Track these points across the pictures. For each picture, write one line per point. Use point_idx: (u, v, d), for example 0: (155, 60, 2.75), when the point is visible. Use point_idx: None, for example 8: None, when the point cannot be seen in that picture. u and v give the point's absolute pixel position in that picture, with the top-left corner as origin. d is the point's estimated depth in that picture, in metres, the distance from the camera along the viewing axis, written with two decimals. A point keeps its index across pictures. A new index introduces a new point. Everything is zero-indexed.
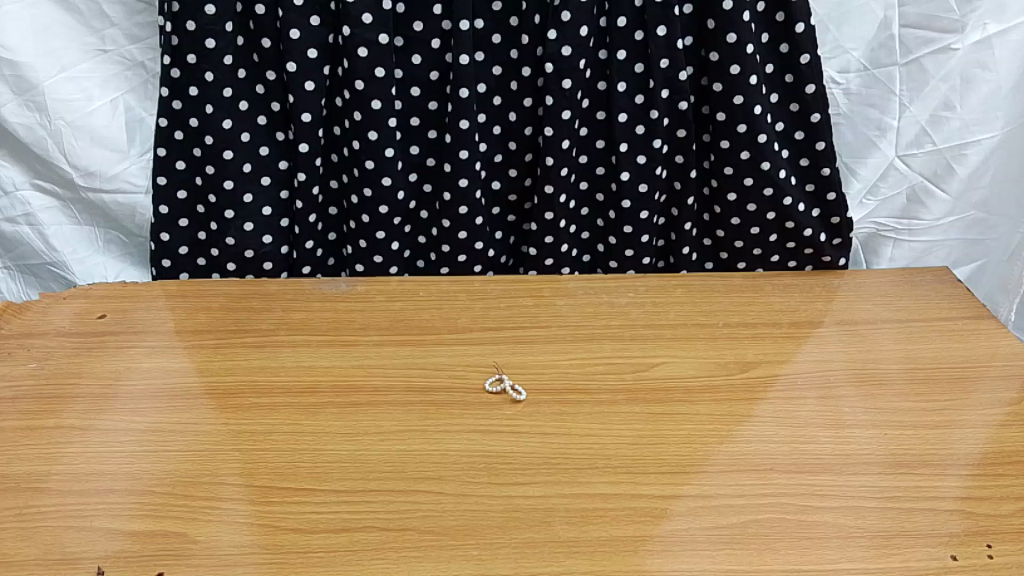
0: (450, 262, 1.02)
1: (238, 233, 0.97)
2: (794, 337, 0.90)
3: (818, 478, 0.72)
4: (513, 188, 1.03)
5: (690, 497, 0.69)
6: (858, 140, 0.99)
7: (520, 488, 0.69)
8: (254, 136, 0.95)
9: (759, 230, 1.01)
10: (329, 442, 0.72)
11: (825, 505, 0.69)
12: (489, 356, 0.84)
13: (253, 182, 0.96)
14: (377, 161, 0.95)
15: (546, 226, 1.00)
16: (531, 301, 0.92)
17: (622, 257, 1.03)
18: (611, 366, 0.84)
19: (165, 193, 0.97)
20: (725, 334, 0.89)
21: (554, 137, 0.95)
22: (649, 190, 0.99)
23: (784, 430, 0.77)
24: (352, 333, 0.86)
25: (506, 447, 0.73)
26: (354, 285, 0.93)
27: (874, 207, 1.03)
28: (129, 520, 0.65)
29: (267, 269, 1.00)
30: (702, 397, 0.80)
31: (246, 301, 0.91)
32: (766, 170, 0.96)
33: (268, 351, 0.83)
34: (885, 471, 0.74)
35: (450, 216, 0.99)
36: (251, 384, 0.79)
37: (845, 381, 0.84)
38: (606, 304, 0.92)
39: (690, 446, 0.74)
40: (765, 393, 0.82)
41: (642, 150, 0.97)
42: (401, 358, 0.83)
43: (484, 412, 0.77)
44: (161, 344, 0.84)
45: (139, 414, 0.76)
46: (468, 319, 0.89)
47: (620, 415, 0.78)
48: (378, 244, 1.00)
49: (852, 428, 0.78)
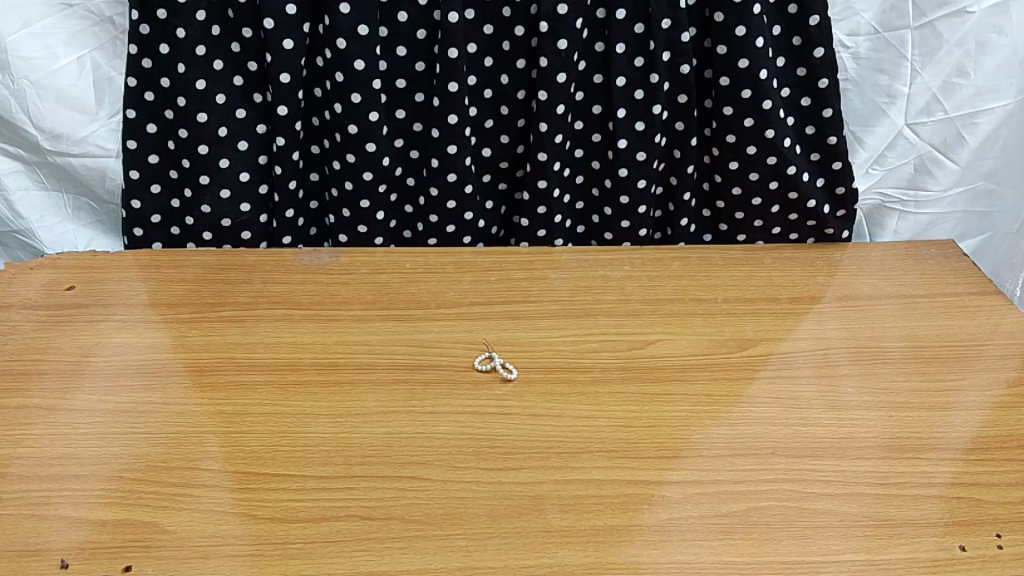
0: (438, 232, 0.98)
1: (214, 200, 0.93)
2: (794, 313, 0.86)
3: (821, 464, 0.69)
4: (505, 155, 0.98)
5: (689, 483, 0.66)
6: (866, 108, 0.95)
7: (511, 474, 0.65)
8: (230, 99, 0.89)
9: (762, 201, 0.96)
10: (310, 424, 0.68)
11: (829, 492, 0.66)
12: (478, 333, 0.80)
13: (230, 147, 0.91)
14: (361, 125, 0.90)
15: (539, 196, 0.96)
16: (522, 274, 0.88)
17: (617, 228, 0.99)
18: (605, 344, 0.80)
19: (136, 158, 0.91)
20: (724, 311, 0.86)
21: (548, 101, 0.91)
22: (648, 158, 0.94)
23: (786, 412, 0.74)
24: (335, 307, 0.82)
25: (496, 430, 0.69)
26: (337, 257, 0.89)
27: (881, 177, 0.99)
28: (95, 508, 0.61)
29: (244, 239, 0.96)
30: (701, 376, 0.77)
31: (222, 273, 0.86)
32: (770, 139, 0.92)
33: (247, 326, 0.79)
34: (889, 455, 0.71)
35: (438, 185, 0.94)
36: (227, 361, 0.75)
37: (846, 359, 0.81)
38: (600, 278, 0.89)
39: (689, 428, 0.71)
40: (765, 372, 0.78)
41: (641, 116, 0.92)
42: (386, 335, 0.79)
43: (473, 393, 0.73)
44: (133, 319, 0.80)
45: (110, 393, 0.71)
46: (456, 293, 0.85)
47: (616, 395, 0.74)
48: (363, 214, 0.96)
49: (856, 411, 0.75)
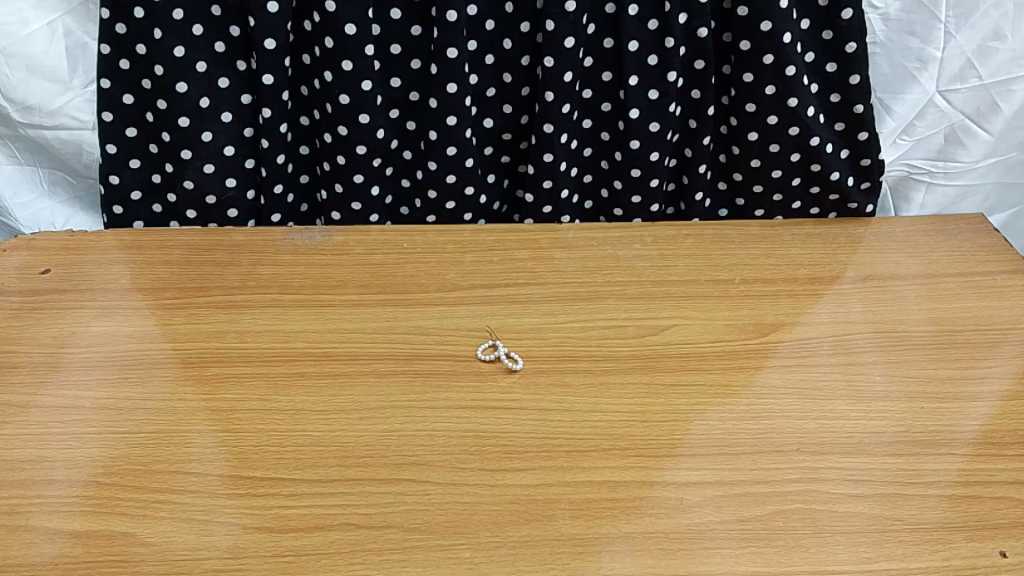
0: (437, 209, 0.92)
1: (197, 175, 0.87)
2: (817, 294, 0.81)
3: (849, 461, 0.64)
4: (508, 126, 0.92)
5: (710, 484, 0.61)
6: (895, 73, 0.88)
7: (517, 476, 0.60)
8: (212, 66, 0.83)
9: (782, 174, 0.90)
10: (301, 421, 0.64)
11: (859, 493, 0.62)
12: (481, 319, 0.75)
13: (213, 119, 0.85)
14: (353, 95, 0.84)
15: (545, 170, 0.90)
16: (528, 253, 0.83)
17: (627, 204, 0.93)
18: (617, 329, 0.75)
19: (113, 131, 0.85)
20: (741, 293, 0.80)
21: (555, 68, 0.84)
22: (662, 129, 0.88)
23: (810, 404, 0.69)
24: (328, 291, 0.77)
25: (500, 426, 0.65)
26: (330, 237, 0.84)
27: (908, 148, 0.93)
28: (68, 518, 0.57)
29: (231, 217, 0.90)
30: (719, 365, 0.72)
31: (208, 253, 0.81)
32: (792, 108, 0.86)
33: (234, 312, 0.74)
34: (924, 451, 0.66)
35: (437, 159, 0.88)
36: (212, 351, 0.70)
37: (873, 345, 0.76)
38: (609, 257, 0.83)
39: (707, 422, 0.66)
40: (786, 359, 0.73)
41: (654, 84, 0.86)
42: (383, 321, 0.74)
43: (476, 385, 0.68)
44: (113, 305, 0.75)
45: (86, 388, 0.67)
46: (457, 275, 0.80)
47: (629, 387, 0.69)
48: (356, 189, 0.90)
49: (885, 403, 0.70)
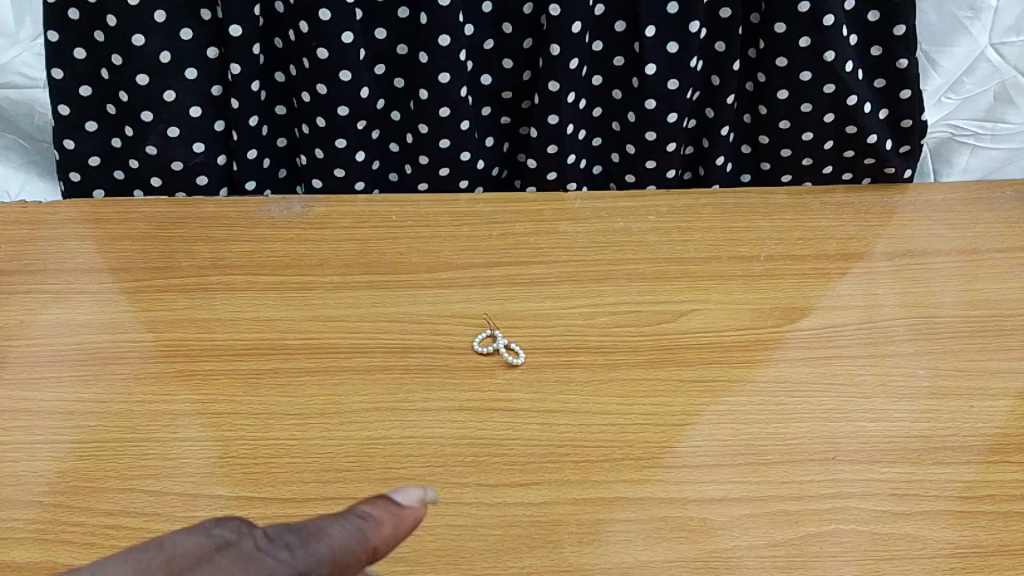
0: (430, 176, 0.84)
1: (161, 139, 0.78)
2: (853, 272, 0.73)
3: (892, 472, 0.57)
4: (508, 83, 0.83)
5: (736, 502, 0.54)
6: (943, 23, 0.79)
7: (519, 494, 0.53)
8: (172, 16, 0.73)
9: (813, 136, 0.82)
10: (275, 429, 0.57)
11: (904, 511, 0.55)
12: (477, 305, 0.67)
13: (175, 76, 0.76)
14: (333, 48, 0.75)
15: (550, 132, 0.82)
16: (530, 226, 0.75)
17: (641, 170, 0.85)
18: (629, 315, 0.67)
19: (64, 89, 0.77)
20: (768, 273, 0.72)
21: (561, 17, 0.75)
22: (681, 87, 0.79)
23: (847, 404, 0.62)
24: (307, 272, 0.69)
25: (499, 433, 0.57)
26: (311, 208, 0.75)
27: (954, 107, 0.84)
28: (10, 547, 0.50)
29: (201, 184, 0.82)
30: (744, 358, 0.64)
31: (173, 227, 0.73)
32: (829, 62, 0.76)
33: (201, 297, 0.66)
34: (976, 460, 0.58)
35: (428, 120, 0.80)
36: (175, 344, 0.62)
37: (916, 333, 0.68)
38: (620, 231, 0.75)
39: (732, 427, 0.59)
40: (820, 350, 0.66)
41: (673, 35, 0.77)
42: (367, 307, 0.66)
43: (471, 383, 0.61)
44: (67, 289, 0.67)
45: (34, 389, 0.59)
46: (451, 252, 0.72)
47: (644, 384, 0.62)
48: (340, 154, 0.81)
49: (931, 402, 0.63)
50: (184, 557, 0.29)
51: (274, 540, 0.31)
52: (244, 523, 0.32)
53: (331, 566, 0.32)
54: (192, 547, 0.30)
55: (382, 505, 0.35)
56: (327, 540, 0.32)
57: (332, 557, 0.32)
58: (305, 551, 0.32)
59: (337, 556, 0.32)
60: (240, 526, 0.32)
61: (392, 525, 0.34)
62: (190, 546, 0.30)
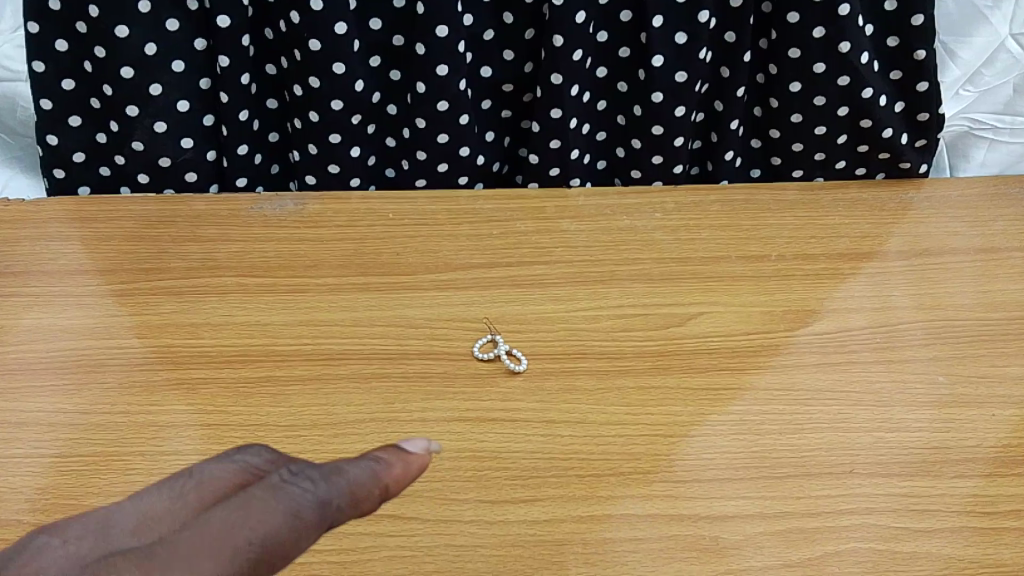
0: (427, 173, 0.81)
1: (147, 135, 0.76)
2: (869, 272, 0.70)
3: (911, 486, 0.55)
4: (508, 75, 0.80)
5: (750, 519, 0.52)
6: (961, 13, 0.77)
7: (521, 511, 0.51)
8: (157, 6, 0.70)
9: (826, 130, 0.79)
10: (265, 441, 0.54)
11: (925, 528, 0.52)
12: (477, 308, 0.64)
13: (161, 69, 0.73)
14: (326, 39, 0.72)
15: (552, 127, 0.79)
16: (531, 224, 0.72)
17: (647, 165, 0.82)
18: (635, 319, 0.65)
19: (46, 83, 0.73)
20: (780, 273, 0.69)
21: (565, 7, 0.72)
22: (690, 80, 0.76)
23: (863, 413, 0.59)
24: (300, 273, 0.66)
25: (500, 445, 0.55)
26: (304, 206, 0.72)
27: (972, 100, 0.83)
28: None
29: (190, 181, 0.79)
30: (757, 364, 0.62)
31: (160, 226, 0.70)
32: (844, 54, 0.73)
33: (189, 300, 0.64)
34: (1000, 472, 0.56)
35: (425, 115, 0.77)
36: (161, 351, 0.60)
37: (935, 336, 0.65)
38: (625, 230, 0.72)
39: (743, 437, 0.56)
40: (834, 355, 0.63)
41: (681, 25, 0.74)
42: (363, 311, 0.63)
43: (471, 392, 0.58)
44: (49, 292, 0.64)
45: (13, 401, 0.57)
46: (450, 251, 0.69)
47: (651, 392, 0.59)
48: (334, 150, 0.79)
49: (951, 410, 0.60)
50: (216, 486, 0.32)
51: (296, 474, 0.32)
52: (271, 455, 0.34)
53: (348, 496, 0.33)
54: (221, 478, 0.33)
55: (391, 452, 0.35)
56: (343, 475, 0.33)
57: (350, 488, 0.33)
58: (324, 481, 0.33)
59: (353, 493, 0.33)
60: (268, 456, 0.34)
61: (403, 464, 0.35)
62: (221, 476, 0.33)
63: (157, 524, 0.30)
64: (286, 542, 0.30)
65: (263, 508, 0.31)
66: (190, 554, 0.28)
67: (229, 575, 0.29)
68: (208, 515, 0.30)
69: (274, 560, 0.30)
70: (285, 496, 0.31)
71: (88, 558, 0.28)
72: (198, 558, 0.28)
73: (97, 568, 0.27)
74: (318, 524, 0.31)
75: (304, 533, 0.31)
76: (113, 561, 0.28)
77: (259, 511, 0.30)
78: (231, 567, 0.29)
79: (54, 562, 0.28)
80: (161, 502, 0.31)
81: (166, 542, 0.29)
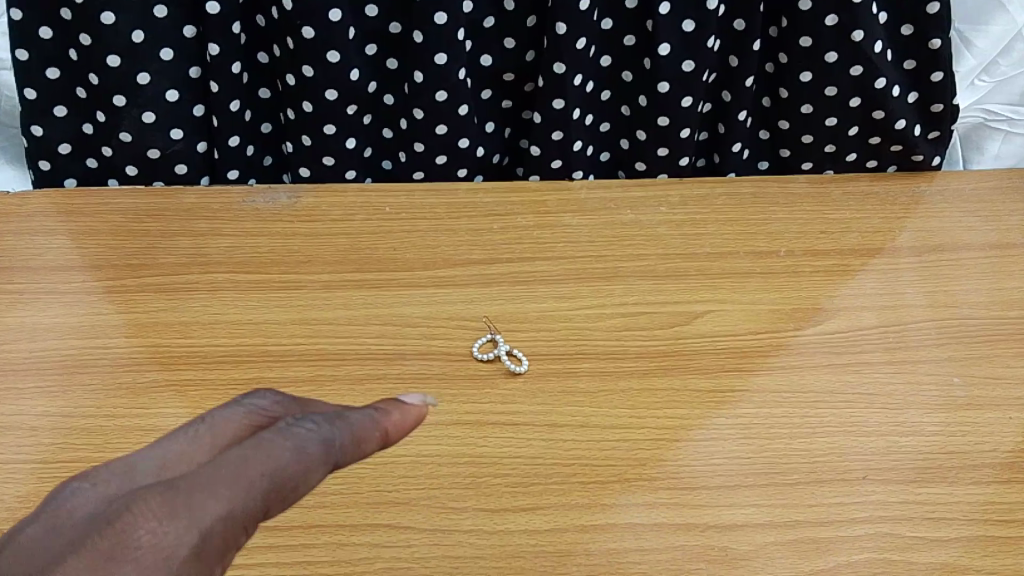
0: (426, 165, 0.78)
1: (135, 126, 0.73)
2: (881, 269, 0.68)
3: (927, 493, 0.53)
4: (509, 64, 0.77)
5: (760, 529, 0.50)
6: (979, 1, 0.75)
7: (522, 520, 0.49)
8: None
9: (837, 122, 0.77)
10: None
11: (940, 538, 0.50)
12: (477, 306, 0.62)
13: (149, 58, 0.70)
14: (321, 27, 0.69)
15: (555, 118, 0.76)
16: (532, 218, 0.69)
17: (652, 157, 0.80)
18: (640, 318, 0.62)
19: (30, 72, 0.71)
20: (789, 270, 0.67)
21: None
22: (697, 69, 0.74)
23: (876, 416, 0.57)
24: (293, 269, 0.64)
25: (500, 450, 0.53)
26: (298, 198, 0.69)
27: (987, 90, 0.81)
28: None
29: (180, 174, 0.77)
30: (766, 365, 0.60)
31: (147, 220, 0.67)
32: (858, 42, 0.71)
33: (178, 298, 0.61)
34: (1018, 479, 0.54)
35: (423, 105, 0.74)
36: (149, 351, 0.58)
37: (950, 336, 0.63)
38: (628, 223, 0.69)
39: (752, 442, 0.54)
40: (846, 355, 0.61)
41: (689, 12, 0.71)
42: (358, 310, 0.61)
43: (470, 394, 0.56)
44: (33, 289, 0.62)
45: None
46: (449, 247, 0.67)
47: (657, 394, 0.57)
48: (329, 142, 0.76)
49: (967, 413, 0.58)
50: (229, 427, 0.33)
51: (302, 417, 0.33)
52: (278, 398, 0.35)
53: (351, 439, 0.34)
54: (233, 420, 0.33)
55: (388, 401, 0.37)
56: (346, 420, 0.34)
57: (352, 432, 0.34)
58: (329, 424, 0.33)
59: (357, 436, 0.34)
60: (273, 399, 0.35)
61: (400, 412, 0.36)
62: (233, 419, 0.34)
63: (177, 463, 0.31)
64: (298, 477, 0.31)
65: (273, 445, 0.31)
66: (210, 483, 0.29)
67: (248, 502, 0.30)
68: (223, 453, 0.31)
69: (286, 495, 0.31)
70: (294, 436, 0.32)
71: (114, 496, 0.29)
72: (217, 486, 0.29)
73: (122, 504, 0.28)
74: (326, 463, 0.32)
75: (313, 472, 0.32)
76: (136, 495, 0.29)
77: (270, 446, 0.31)
78: (249, 496, 0.30)
79: (83, 503, 0.29)
80: (177, 443, 0.32)
81: (184, 477, 0.29)
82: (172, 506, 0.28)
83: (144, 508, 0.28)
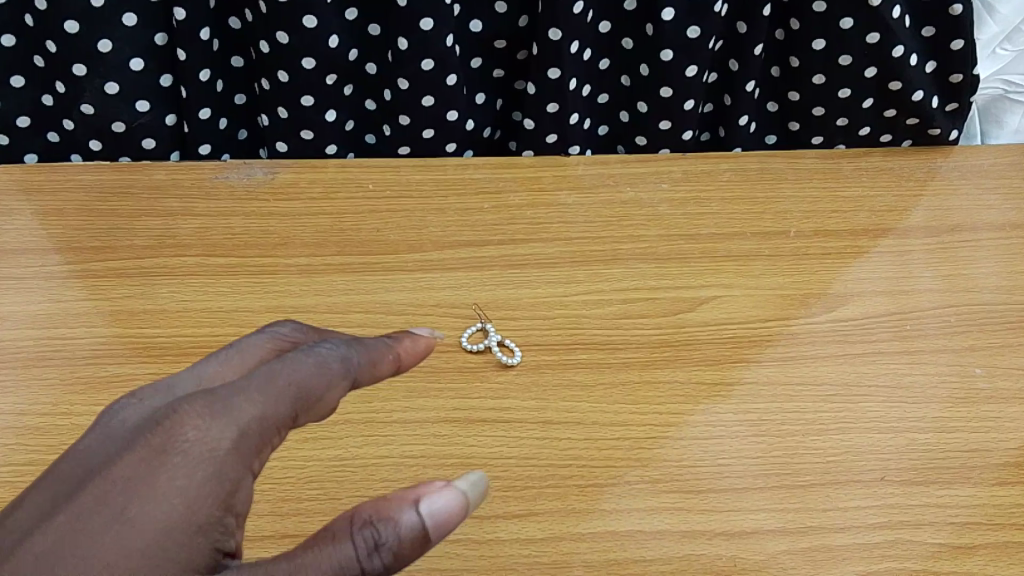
0: (413, 139, 0.74)
1: (97, 97, 0.69)
2: (897, 250, 0.63)
3: (950, 495, 0.49)
4: (501, 30, 0.72)
5: (771, 536, 0.46)
6: None
7: (514, 528, 0.46)
8: None
9: (850, 93, 0.72)
10: None
11: (964, 544, 0.47)
12: (466, 292, 0.58)
13: (110, 23, 0.65)
14: None
15: (549, 88, 0.72)
16: (526, 196, 0.65)
17: (652, 131, 0.76)
18: (641, 304, 0.58)
19: None
20: (799, 252, 0.63)
21: None
22: (702, 36, 0.69)
23: (894, 411, 0.53)
24: (268, 252, 0.60)
25: (491, 450, 0.49)
26: (275, 174, 0.65)
27: (1010, 60, 0.76)
28: None
29: (148, 149, 0.73)
30: (776, 355, 0.56)
31: (112, 199, 0.63)
32: (875, 7, 0.66)
33: (143, 284, 0.57)
34: None
35: (409, 74, 0.70)
36: (112, 343, 0.54)
37: (971, 323, 0.59)
38: (628, 202, 0.65)
39: (762, 441, 0.51)
40: (860, 344, 0.57)
41: None
42: (339, 296, 0.57)
43: (459, 388, 0.52)
44: None
45: None
46: (436, 227, 0.62)
47: (659, 387, 0.53)
48: (308, 114, 0.72)
49: (991, 407, 0.54)
50: (257, 349, 0.35)
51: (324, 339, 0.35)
52: (298, 328, 0.37)
53: (367, 360, 0.36)
54: (261, 343, 0.35)
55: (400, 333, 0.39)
56: (362, 344, 0.36)
57: (368, 353, 0.36)
58: (348, 345, 0.35)
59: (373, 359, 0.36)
60: (294, 330, 0.37)
61: (411, 341, 0.38)
62: (259, 344, 0.35)
63: (213, 380, 0.33)
64: (325, 387, 0.33)
65: (300, 357, 0.33)
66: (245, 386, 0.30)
67: (282, 406, 0.31)
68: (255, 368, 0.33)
69: (315, 402, 0.32)
70: (318, 352, 0.33)
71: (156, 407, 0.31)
72: (253, 389, 0.30)
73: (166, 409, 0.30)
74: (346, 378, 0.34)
75: (337, 385, 0.33)
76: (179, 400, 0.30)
77: (297, 357, 0.33)
78: (283, 400, 0.31)
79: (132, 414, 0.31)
80: (211, 364, 0.33)
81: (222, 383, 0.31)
82: (212, 406, 0.29)
83: (187, 410, 0.29)
